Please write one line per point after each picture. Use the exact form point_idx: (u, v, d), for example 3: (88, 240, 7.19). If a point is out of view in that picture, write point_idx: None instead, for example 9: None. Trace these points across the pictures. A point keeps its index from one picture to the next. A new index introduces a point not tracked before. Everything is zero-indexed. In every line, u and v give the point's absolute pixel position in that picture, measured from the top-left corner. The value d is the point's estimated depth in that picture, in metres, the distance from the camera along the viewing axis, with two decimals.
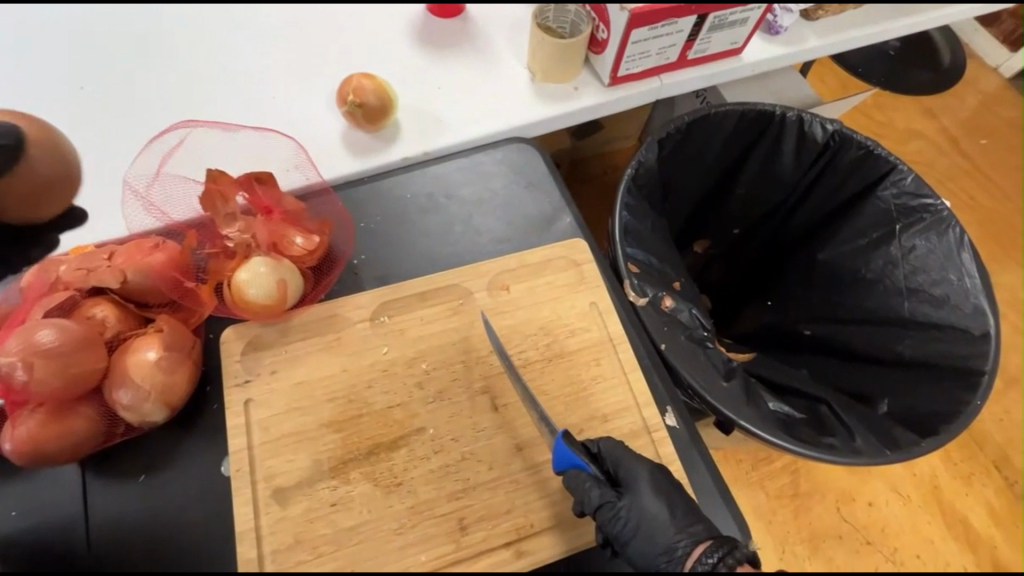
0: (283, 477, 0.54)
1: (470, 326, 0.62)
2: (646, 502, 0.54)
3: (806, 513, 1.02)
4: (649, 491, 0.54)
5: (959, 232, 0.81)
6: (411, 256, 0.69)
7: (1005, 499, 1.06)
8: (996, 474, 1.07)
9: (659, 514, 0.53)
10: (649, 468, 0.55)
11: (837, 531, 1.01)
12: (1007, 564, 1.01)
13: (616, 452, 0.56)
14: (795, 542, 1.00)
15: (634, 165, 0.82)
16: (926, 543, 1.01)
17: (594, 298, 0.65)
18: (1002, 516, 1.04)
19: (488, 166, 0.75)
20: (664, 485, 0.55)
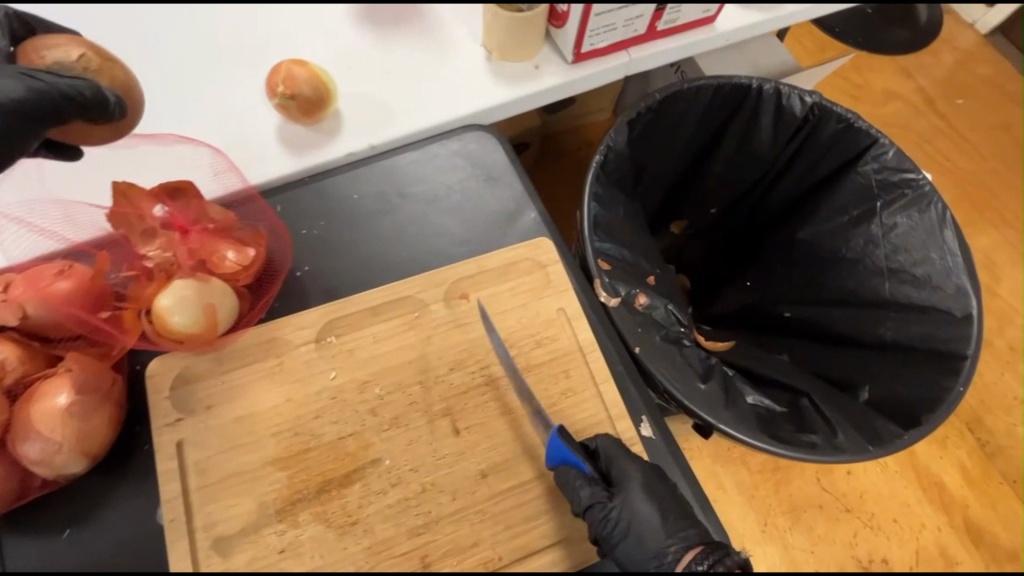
0: (226, 525, 0.49)
1: (426, 341, 0.57)
2: (638, 504, 0.50)
3: (787, 485, 0.98)
4: (641, 492, 0.51)
5: (941, 207, 0.77)
6: (361, 265, 0.63)
7: (978, 460, 1.01)
8: (969, 437, 1.02)
9: (649, 517, 0.50)
10: (644, 469, 0.52)
11: (817, 500, 0.97)
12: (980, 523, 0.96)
13: (613, 451, 0.53)
14: (776, 514, 0.96)
15: (602, 150, 0.76)
16: (902, 507, 0.97)
17: (561, 303, 0.60)
18: (977, 477, 1.00)
19: (442, 158, 0.68)
20: (657, 486, 0.52)
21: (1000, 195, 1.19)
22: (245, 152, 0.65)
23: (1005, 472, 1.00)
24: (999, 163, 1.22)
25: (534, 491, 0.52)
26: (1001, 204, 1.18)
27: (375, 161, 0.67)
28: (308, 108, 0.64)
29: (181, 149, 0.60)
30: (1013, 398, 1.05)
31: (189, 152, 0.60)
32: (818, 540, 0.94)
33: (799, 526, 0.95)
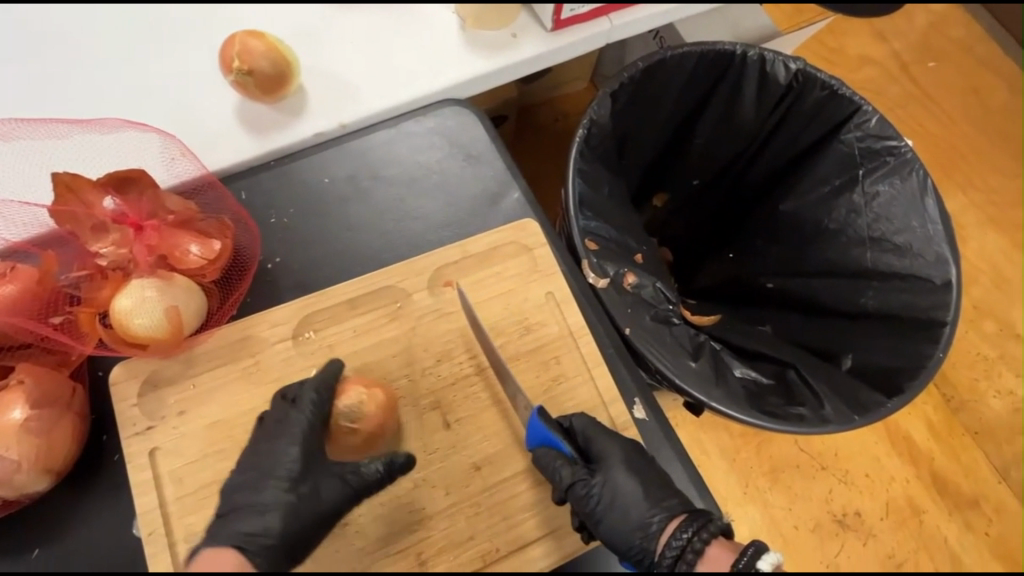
0: (208, 536, 0.47)
1: (412, 332, 0.55)
2: (619, 478, 0.49)
3: (767, 445, 0.90)
4: (623, 467, 0.50)
5: (922, 175, 0.77)
6: (334, 254, 0.60)
7: (944, 414, 0.93)
8: (934, 391, 0.93)
9: (630, 489, 0.49)
10: (623, 444, 0.51)
11: (794, 461, 0.90)
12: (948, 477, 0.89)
13: (590, 428, 0.51)
14: (756, 475, 0.89)
15: (586, 123, 0.73)
16: (872, 461, 0.90)
17: (550, 287, 0.58)
18: (942, 430, 0.92)
19: (418, 136, 0.65)
20: (637, 460, 0.50)
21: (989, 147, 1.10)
22: (205, 136, 0.60)
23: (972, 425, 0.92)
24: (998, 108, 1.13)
25: (529, 482, 0.51)
26: (971, 168, 1.09)
27: (348, 141, 0.64)
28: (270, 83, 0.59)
29: (126, 139, 0.56)
30: (980, 354, 0.96)
31: (133, 144, 0.56)
32: (795, 498, 0.88)
33: (779, 488, 0.88)
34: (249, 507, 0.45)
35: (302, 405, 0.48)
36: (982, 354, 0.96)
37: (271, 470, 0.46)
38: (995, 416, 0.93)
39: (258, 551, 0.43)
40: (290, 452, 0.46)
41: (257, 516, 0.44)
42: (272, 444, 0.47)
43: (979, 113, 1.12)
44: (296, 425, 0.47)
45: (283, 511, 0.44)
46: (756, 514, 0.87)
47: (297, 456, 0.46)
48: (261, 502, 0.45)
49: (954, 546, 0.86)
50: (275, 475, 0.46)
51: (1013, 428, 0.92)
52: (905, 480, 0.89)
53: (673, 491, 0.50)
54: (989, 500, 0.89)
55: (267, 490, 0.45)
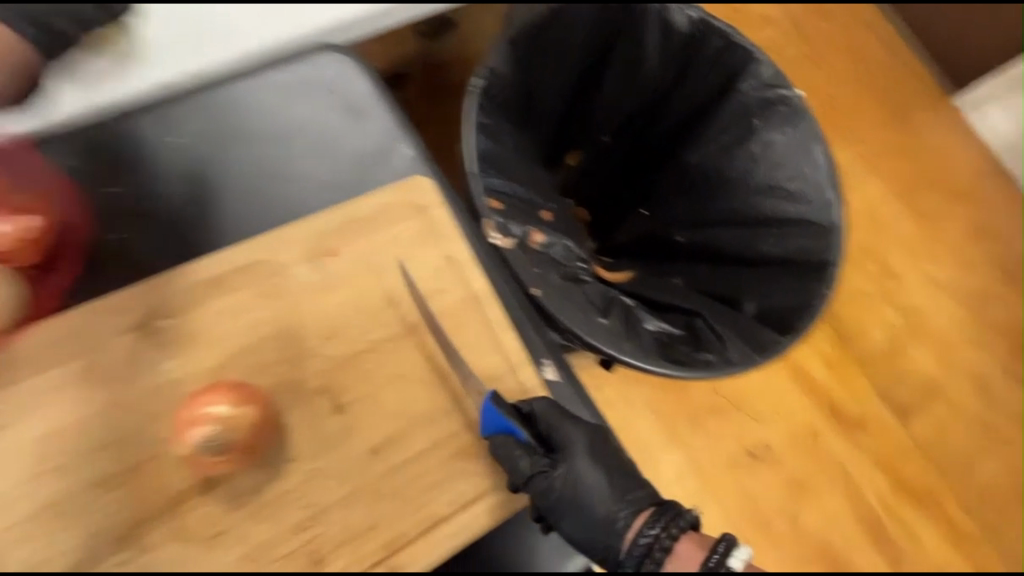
0: (49, 566, 0.40)
1: (292, 311, 0.48)
2: (581, 468, 0.50)
3: (683, 391, 0.91)
4: (584, 456, 0.50)
5: (811, 121, 0.79)
6: (201, 227, 0.53)
7: (837, 346, 0.96)
8: (826, 325, 0.97)
9: (594, 481, 0.50)
10: (587, 433, 0.51)
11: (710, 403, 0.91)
12: (841, 406, 0.94)
13: (551, 414, 0.50)
14: (679, 421, 0.91)
15: (484, 73, 0.67)
16: (777, 397, 0.93)
17: (449, 250, 0.53)
18: (835, 363, 0.95)
19: (293, 87, 0.57)
20: (602, 450, 0.51)
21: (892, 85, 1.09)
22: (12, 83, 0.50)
23: (858, 355, 0.96)
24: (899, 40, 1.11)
25: (436, 459, 0.47)
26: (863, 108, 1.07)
27: (203, 94, 0.55)
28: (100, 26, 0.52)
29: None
30: (862, 292, 0.98)
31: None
32: (712, 439, 0.90)
33: (699, 431, 0.90)
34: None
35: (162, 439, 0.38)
36: (865, 291, 0.99)
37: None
38: (875, 345, 0.96)
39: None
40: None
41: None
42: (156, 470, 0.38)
43: (863, 69, 1.09)
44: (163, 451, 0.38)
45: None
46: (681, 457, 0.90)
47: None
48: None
49: (846, 463, 0.92)
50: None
51: (888, 354, 0.96)
52: (806, 410, 0.93)
53: (639, 485, 0.51)
54: (869, 421, 0.93)
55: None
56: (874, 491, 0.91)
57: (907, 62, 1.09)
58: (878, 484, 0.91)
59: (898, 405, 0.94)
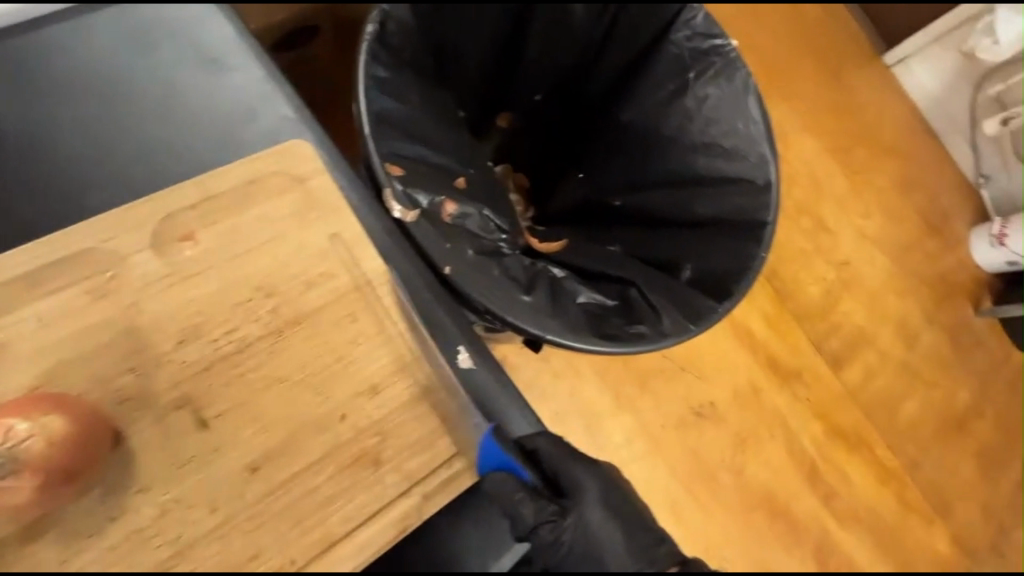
0: None
1: (134, 310, 0.39)
2: (592, 519, 0.45)
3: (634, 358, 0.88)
4: (597, 505, 0.45)
5: (745, 73, 0.74)
6: (27, 211, 0.44)
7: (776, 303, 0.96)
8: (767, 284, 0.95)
9: (608, 537, 0.44)
10: (599, 479, 0.47)
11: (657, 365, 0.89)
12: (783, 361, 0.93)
13: (557, 454, 0.47)
14: (626, 385, 0.87)
15: (377, 15, 0.57)
16: (721, 357, 0.91)
17: (334, 227, 0.45)
18: (777, 319, 0.95)
19: (149, 40, 0.48)
20: (616, 500, 0.46)
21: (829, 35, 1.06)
22: None
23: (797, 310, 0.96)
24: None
25: (326, 471, 0.40)
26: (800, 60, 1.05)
27: (14, 41, 0.45)
28: None
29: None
30: (800, 249, 0.98)
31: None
32: (663, 402, 0.88)
33: (647, 394, 0.87)
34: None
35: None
36: (800, 248, 0.98)
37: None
38: (812, 300, 0.96)
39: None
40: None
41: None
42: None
43: (797, 20, 1.06)
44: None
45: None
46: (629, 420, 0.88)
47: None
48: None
49: (784, 414, 0.92)
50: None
51: (823, 307, 0.96)
52: (748, 368, 0.92)
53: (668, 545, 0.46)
54: (806, 371, 0.94)
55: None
56: (807, 436, 0.92)
57: (838, 14, 1.07)
58: (812, 432, 0.92)
59: (833, 355, 0.95)
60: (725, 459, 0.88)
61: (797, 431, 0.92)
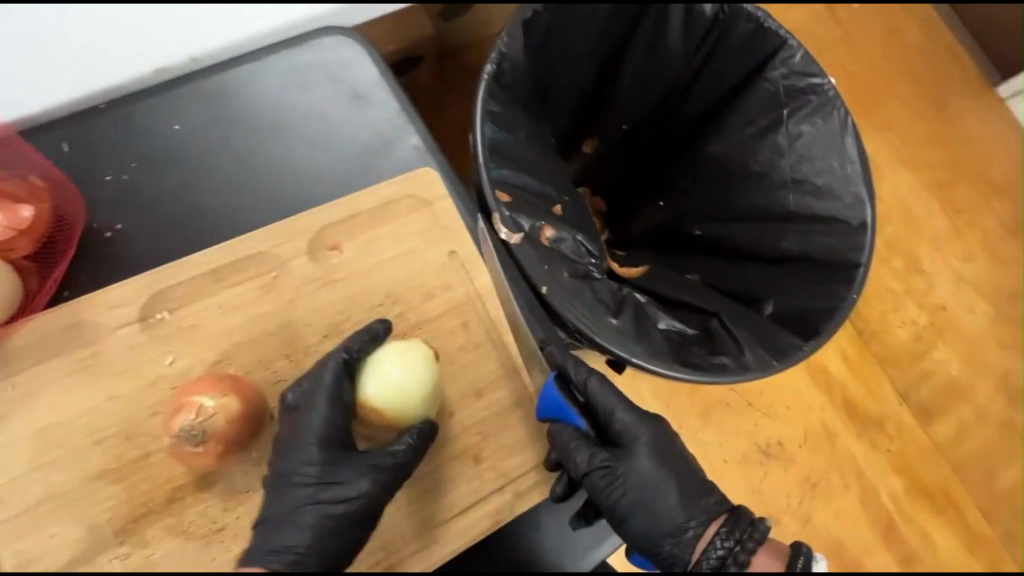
0: (44, 562, 0.40)
1: (291, 306, 0.47)
2: (642, 464, 0.47)
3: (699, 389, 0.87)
4: (647, 455, 0.47)
5: (843, 113, 0.74)
6: (193, 218, 0.50)
7: (859, 347, 0.92)
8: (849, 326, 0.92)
9: (658, 480, 0.46)
10: (649, 428, 0.47)
11: (724, 399, 0.86)
12: (865, 408, 0.89)
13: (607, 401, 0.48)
14: (689, 415, 0.85)
15: (495, 59, 0.64)
16: (795, 396, 0.88)
17: (454, 245, 0.52)
18: (855, 361, 0.91)
19: (300, 72, 0.55)
20: (667, 447, 0.47)
21: (931, 72, 1.02)
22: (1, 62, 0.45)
23: (882, 355, 0.92)
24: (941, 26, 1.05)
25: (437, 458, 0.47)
26: (898, 99, 1.01)
27: (203, 80, 0.53)
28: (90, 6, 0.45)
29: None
30: (890, 289, 0.94)
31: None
32: (725, 436, 0.85)
33: (711, 426, 0.85)
34: (273, 521, 0.40)
35: (317, 400, 0.42)
36: (892, 290, 0.94)
37: (289, 477, 0.41)
38: (899, 343, 0.92)
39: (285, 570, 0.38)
40: (309, 452, 0.41)
41: (289, 528, 0.40)
42: (295, 425, 0.42)
43: (898, 55, 1.03)
44: (318, 414, 0.42)
45: (322, 528, 0.40)
46: (690, 449, 0.85)
47: (316, 457, 0.41)
48: (283, 513, 0.40)
49: (860, 461, 0.86)
50: (289, 483, 0.41)
51: (914, 352, 0.92)
52: (826, 411, 0.88)
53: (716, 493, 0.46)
54: (890, 420, 0.89)
55: (300, 503, 0.40)
56: (886, 490, 0.85)
57: (942, 52, 1.03)
58: (893, 485, 0.86)
59: (921, 406, 0.90)
60: (790, 500, 0.83)
61: (875, 482, 0.86)
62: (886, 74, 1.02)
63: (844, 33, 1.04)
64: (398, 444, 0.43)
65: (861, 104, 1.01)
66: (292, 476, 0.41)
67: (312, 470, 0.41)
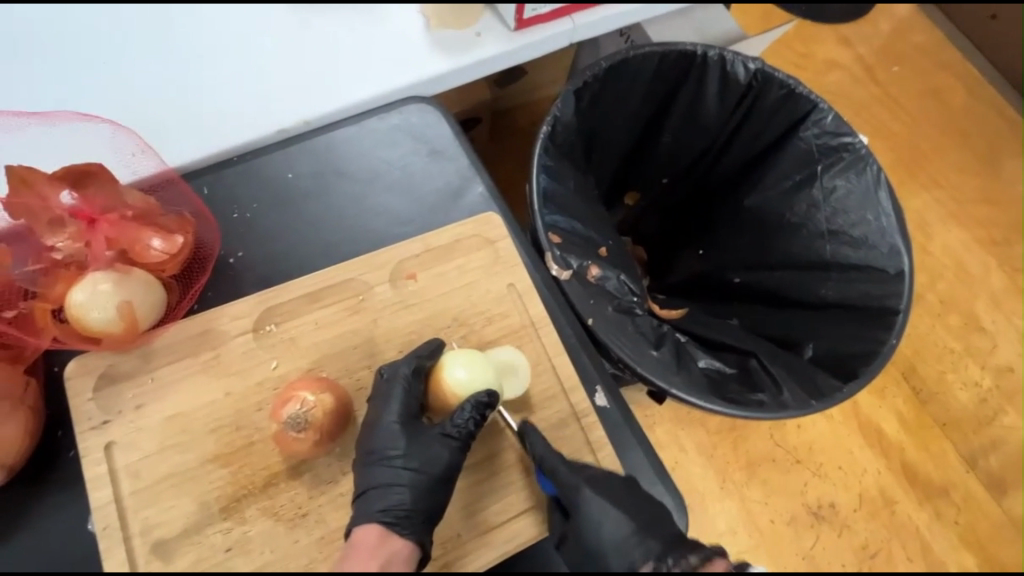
0: (163, 529, 0.47)
1: (373, 324, 0.55)
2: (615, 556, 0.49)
3: (745, 441, 0.87)
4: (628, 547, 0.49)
5: (876, 169, 0.78)
6: (295, 252, 0.60)
7: (915, 410, 0.90)
8: (903, 384, 0.91)
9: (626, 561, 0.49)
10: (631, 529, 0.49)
11: (770, 455, 0.87)
12: (925, 473, 0.86)
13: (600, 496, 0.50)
14: (734, 470, 0.86)
15: (550, 121, 0.73)
16: (847, 455, 0.87)
17: (512, 279, 0.59)
18: (912, 422, 0.89)
19: (386, 131, 0.65)
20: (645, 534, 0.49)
21: (970, 133, 1.06)
22: (167, 125, 0.58)
23: (942, 417, 0.89)
24: (979, 90, 1.09)
25: (513, 451, 0.53)
26: (939, 158, 1.04)
27: (313, 138, 0.63)
28: None
29: (70, 125, 0.54)
30: (948, 348, 0.93)
31: (81, 130, 0.54)
32: (772, 494, 0.85)
33: (756, 481, 0.85)
34: (377, 488, 0.48)
35: (395, 391, 0.50)
36: (949, 348, 0.93)
37: (379, 453, 0.49)
38: (961, 406, 0.90)
39: (398, 522, 0.47)
40: (393, 430, 0.50)
41: (391, 492, 0.48)
42: (375, 411, 0.50)
43: (944, 116, 1.07)
44: (394, 399, 0.50)
45: (417, 487, 0.48)
46: (736, 506, 0.84)
47: (399, 432, 0.50)
48: (383, 480, 0.48)
49: (925, 534, 0.83)
50: (386, 455, 0.49)
51: (980, 418, 0.89)
52: (878, 469, 0.87)
53: (650, 522, 0.49)
54: (957, 488, 0.86)
55: (398, 471, 0.48)
56: (957, 567, 0.82)
57: (983, 116, 1.07)
58: (961, 560, 0.82)
59: (990, 476, 0.87)
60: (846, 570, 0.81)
61: (942, 555, 0.82)
62: (926, 133, 1.06)
63: (883, 93, 1.08)
64: (462, 414, 0.49)
65: (902, 162, 1.04)
66: (383, 450, 0.49)
67: (401, 443, 0.49)
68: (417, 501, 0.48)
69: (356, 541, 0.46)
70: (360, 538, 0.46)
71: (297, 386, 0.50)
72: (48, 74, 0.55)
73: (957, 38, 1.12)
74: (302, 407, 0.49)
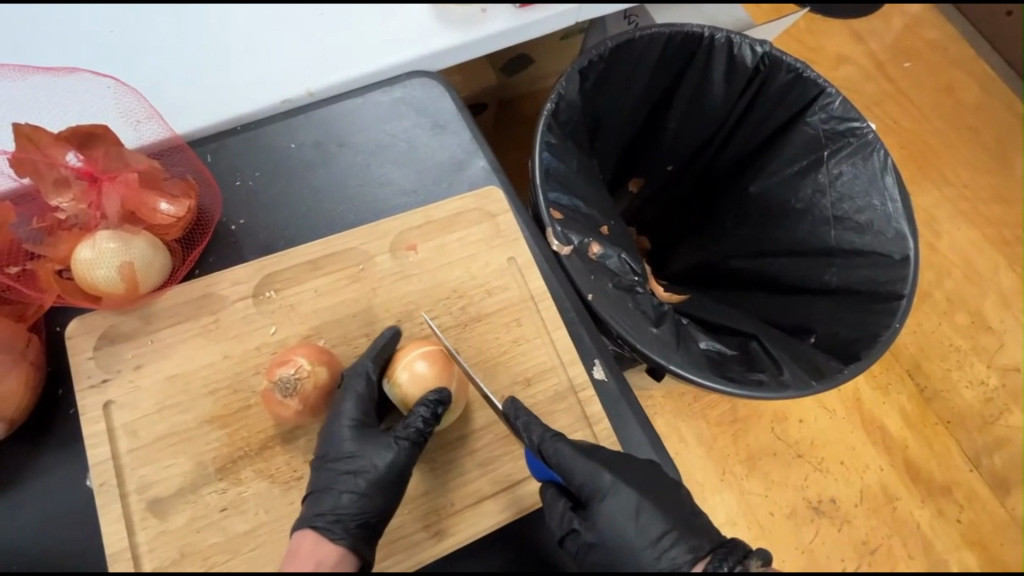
0: (159, 487, 0.48)
1: (372, 293, 0.55)
2: (610, 525, 0.49)
3: (744, 435, 0.87)
4: (613, 511, 0.49)
5: (883, 155, 0.77)
6: (298, 223, 0.60)
7: (919, 408, 0.89)
8: (908, 382, 0.90)
9: (627, 537, 0.49)
10: (614, 482, 0.49)
11: (771, 449, 0.86)
12: (929, 475, 0.85)
13: (569, 462, 0.49)
14: (733, 461, 0.85)
15: (554, 98, 0.73)
16: (849, 450, 0.86)
17: (512, 253, 0.59)
18: (916, 421, 0.88)
19: (388, 105, 0.64)
20: (630, 505, 0.49)
21: (981, 130, 1.04)
22: (172, 92, 0.58)
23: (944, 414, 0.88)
24: (992, 88, 1.07)
25: (482, 440, 0.53)
26: (949, 154, 1.03)
27: (316, 110, 0.63)
28: (249, 52, 0.60)
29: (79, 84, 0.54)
30: (954, 346, 0.92)
31: (91, 88, 0.54)
32: (772, 486, 0.84)
33: (756, 475, 0.85)
34: (318, 492, 0.47)
35: (348, 394, 0.50)
36: (955, 346, 0.92)
37: (332, 456, 0.48)
38: (967, 405, 0.89)
39: (330, 526, 0.46)
40: (343, 433, 0.49)
41: (329, 495, 0.47)
42: (333, 412, 0.50)
43: (955, 112, 1.05)
44: (347, 404, 0.49)
45: (357, 493, 0.47)
46: (734, 499, 0.84)
47: (349, 435, 0.49)
48: (325, 483, 0.48)
49: (927, 532, 0.82)
50: (332, 458, 0.48)
51: (985, 416, 0.88)
52: (879, 464, 0.86)
53: (670, 527, 0.49)
54: (960, 487, 0.85)
55: (340, 475, 0.47)
56: (959, 566, 0.81)
57: (994, 114, 1.05)
58: (962, 560, 0.81)
59: (994, 476, 0.86)
60: (846, 565, 0.80)
61: (944, 554, 0.82)
62: (936, 129, 1.04)
63: (894, 87, 1.07)
64: (416, 413, 0.48)
65: (910, 156, 1.03)
66: (331, 454, 0.48)
67: (351, 448, 0.48)
68: (356, 506, 0.47)
69: (295, 546, 0.45)
70: (297, 545, 0.45)
71: (301, 347, 0.50)
72: (65, 40, 0.57)
73: (971, 36, 1.10)
74: (298, 371, 0.49)
